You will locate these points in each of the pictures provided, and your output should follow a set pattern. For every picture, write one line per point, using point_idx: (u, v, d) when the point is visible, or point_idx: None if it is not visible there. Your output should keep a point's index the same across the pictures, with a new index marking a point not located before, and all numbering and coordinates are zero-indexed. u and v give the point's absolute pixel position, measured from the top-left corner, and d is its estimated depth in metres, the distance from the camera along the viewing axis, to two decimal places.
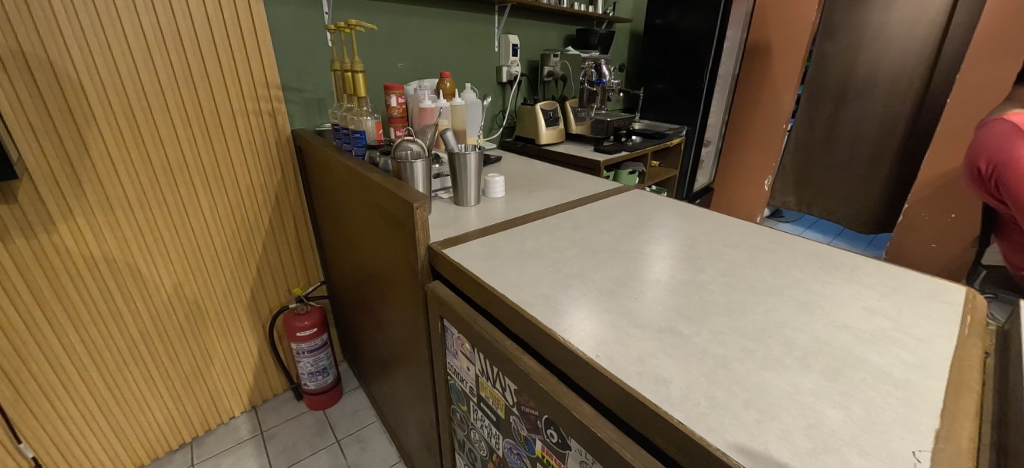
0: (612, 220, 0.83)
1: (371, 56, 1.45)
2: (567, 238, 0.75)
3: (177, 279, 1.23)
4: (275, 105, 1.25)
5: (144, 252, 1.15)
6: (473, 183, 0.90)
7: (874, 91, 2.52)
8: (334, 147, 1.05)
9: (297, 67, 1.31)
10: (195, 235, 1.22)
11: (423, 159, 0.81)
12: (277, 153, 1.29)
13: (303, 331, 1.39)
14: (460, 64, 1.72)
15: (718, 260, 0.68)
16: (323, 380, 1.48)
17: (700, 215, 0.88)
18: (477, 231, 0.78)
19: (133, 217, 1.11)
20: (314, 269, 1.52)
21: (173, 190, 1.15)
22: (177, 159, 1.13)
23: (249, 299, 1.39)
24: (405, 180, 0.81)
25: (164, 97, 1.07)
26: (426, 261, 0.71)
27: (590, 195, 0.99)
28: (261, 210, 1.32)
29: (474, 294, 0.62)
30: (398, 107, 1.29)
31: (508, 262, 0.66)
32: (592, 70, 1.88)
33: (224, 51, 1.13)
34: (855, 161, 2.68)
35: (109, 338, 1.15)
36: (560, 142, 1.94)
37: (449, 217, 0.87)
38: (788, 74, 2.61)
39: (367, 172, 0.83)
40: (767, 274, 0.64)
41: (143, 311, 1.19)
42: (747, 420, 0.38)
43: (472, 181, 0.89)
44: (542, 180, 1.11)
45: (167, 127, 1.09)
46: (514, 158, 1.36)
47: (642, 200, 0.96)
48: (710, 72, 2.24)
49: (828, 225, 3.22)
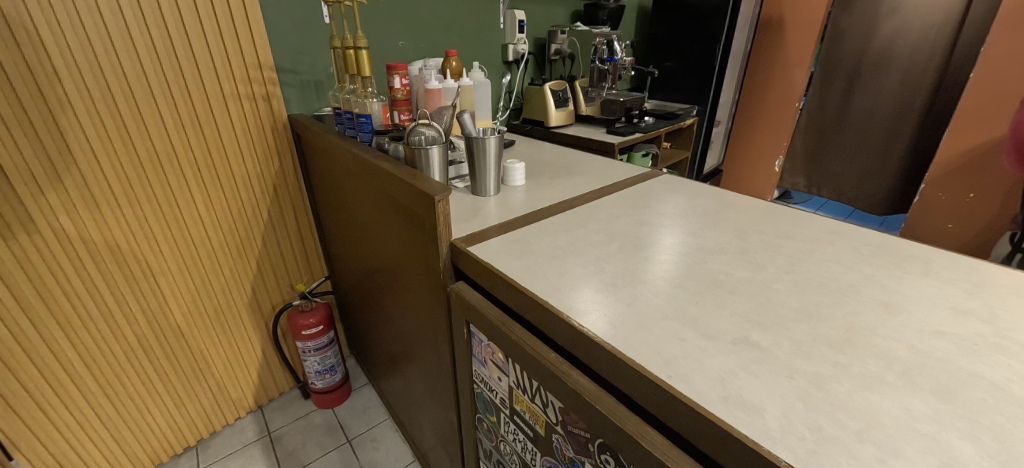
0: (647, 210, 0.76)
1: (372, 33, 1.36)
2: (603, 231, 0.68)
3: (172, 276, 1.16)
4: (269, 89, 1.17)
5: (137, 253, 1.08)
6: (493, 172, 0.82)
7: (892, 66, 2.42)
8: (337, 134, 0.95)
9: (292, 47, 1.21)
10: (188, 229, 1.14)
11: (439, 144, 0.72)
12: (272, 140, 1.21)
13: (309, 330, 1.31)
14: (464, 42, 1.62)
15: (776, 254, 0.60)
16: (331, 378, 1.42)
17: (740, 202, 0.80)
18: (500, 226, 0.70)
19: (121, 213, 1.03)
20: (318, 264, 1.45)
21: (163, 186, 1.07)
22: (166, 151, 1.05)
23: (250, 295, 1.32)
24: (420, 169, 0.73)
25: (149, 84, 0.98)
26: (448, 261, 0.64)
27: (616, 182, 0.91)
28: (259, 202, 1.24)
29: (507, 299, 0.55)
30: (402, 88, 1.22)
31: (543, 260, 0.59)
32: (605, 47, 1.77)
33: (212, 29, 1.03)
34: (869, 139, 2.60)
35: (104, 343, 1.09)
36: (569, 124, 1.86)
37: (469, 209, 0.79)
38: (802, 49, 2.51)
39: (376, 160, 0.75)
40: (836, 270, 0.56)
41: (137, 312, 1.12)
42: (866, 459, 0.31)
43: (492, 170, 0.82)
44: (561, 166, 1.03)
45: (154, 116, 1.01)
46: (527, 142, 1.27)
47: (674, 186, 0.89)
48: (724, 47, 2.15)
49: (839, 206, 3.15)
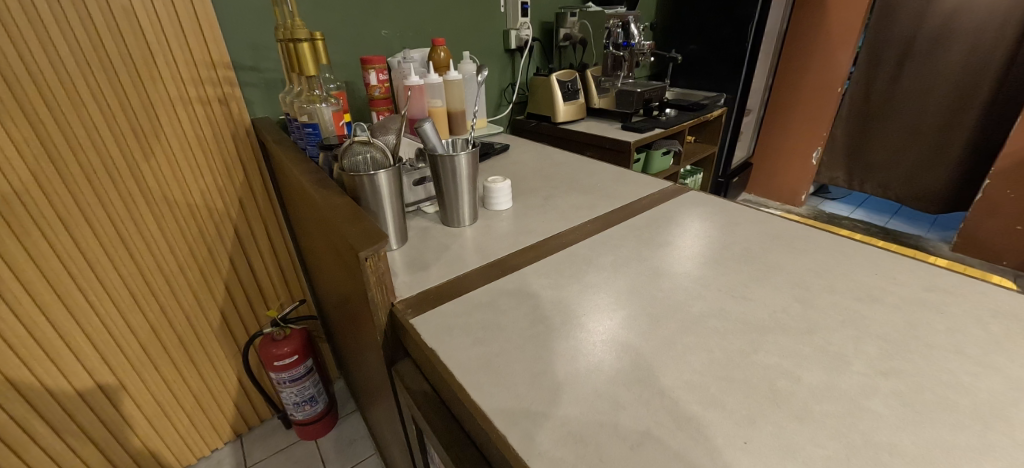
0: (666, 250, 0.57)
1: (351, 21, 1.18)
2: (606, 287, 0.49)
3: (129, 306, 1.03)
4: (226, 91, 1.02)
5: (81, 283, 0.94)
6: (467, 197, 0.64)
7: (953, 44, 2.12)
8: (287, 146, 0.79)
9: (252, 40, 1.06)
10: (143, 253, 1.01)
11: (389, 169, 0.54)
12: (234, 148, 1.07)
13: (282, 360, 1.17)
14: (459, 29, 1.43)
15: (860, 335, 0.41)
16: (312, 409, 1.28)
17: (795, 236, 0.60)
18: (468, 276, 0.53)
19: (60, 242, 0.89)
20: (297, 285, 1.31)
21: (107, 207, 0.93)
22: (107, 166, 0.91)
23: (221, 319, 1.19)
24: (362, 200, 0.55)
25: (78, 90, 0.84)
26: (389, 333, 0.47)
27: (628, 202, 0.72)
28: (225, 218, 1.11)
29: (459, 408, 0.38)
30: (380, 85, 1.06)
31: (515, 346, 0.41)
32: (620, 29, 1.55)
33: (149, 23, 0.88)
34: (922, 128, 2.30)
35: (48, 385, 0.96)
36: (580, 119, 1.66)
37: (434, 244, 0.61)
38: (846, 26, 2.22)
39: (313, 187, 0.58)
40: (960, 369, 0.37)
41: (91, 347, 1.00)
42: None
43: (465, 195, 0.64)
44: (561, 178, 0.84)
45: (85, 125, 0.86)
46: (526, 145, 1.09)
47: (702, 210, 0.69)
48: (756, 26, 1.90)
49: (883, 202, 2.85)
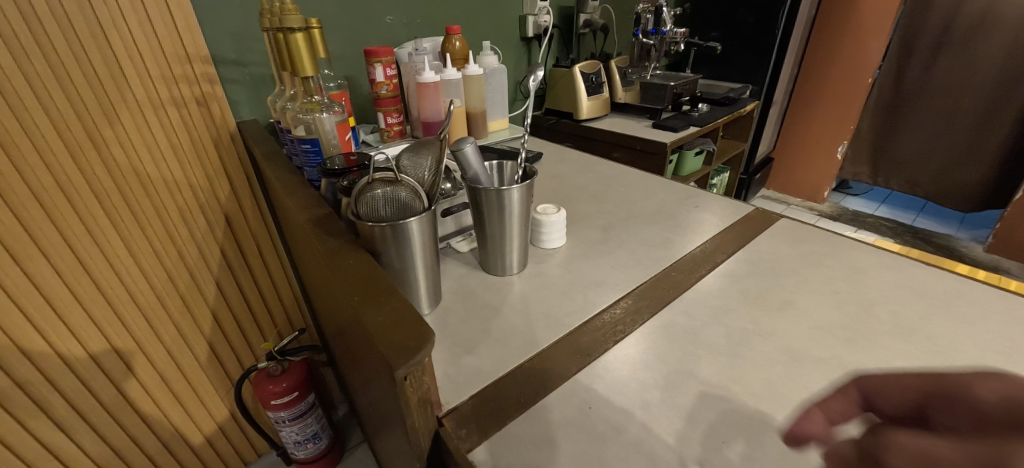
0: (789, 316, 0.43)
1: (351, 5, 1.01)
2: (738, 391, 0.35)
3: (104, 350, 0.86)
4: (204, 90, 0.87)
5: (43, 328, 0.77)
6: (518, 249, 0.51)
7: (995, 32, 1.98)
8: (279, 162, 0.64)
9: (235, 28, 0.90)
10: (118, 288, 0.84)
11: (423, 217, 0.39)
12: (217, 157, 0.92)
13: (279, 398, 1.03)
14: (472, 15, 1.26)
15: None
16: (315, 447, 1.14)
17: (945, 294, 0.47)
18: (536, 363, 0.38)
19: (9, 284, 0.72)
20: (293, 305, 1.16)
21: (68, 235, 0.76)
22: (66, 187, 0.74)
23: (210, 352, 1.04)
24: (385, 258, 0.40)
25: (22, 95, 0.67)
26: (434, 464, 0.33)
27: (709, 238, 0.58)
28: (209, 238, 0.95)
29: None
30: (387, 82, 0.90)
31: None
32: (651, 15, 1.41)
33: (106, 9, 0.71)
34: (955, 122, 2.17)
35: (11, 447, 0.80)
36: (604, 115, 1.50)
37: (478, 302, 0.47)
38: (881, 12, 2.06)
39: (312, 231, 0.43)
40: None
41: (59, 401, 0.83)
42: None
43: (517, 247, 0.50)
44: (614, 199, 0.70)
45: (32, 135, 0.69)
46: (558, 152, 0.94)
47: (806, 249, 0.55)
48: (789, 11, 1.75)
49: (908, 198, 2.72)
